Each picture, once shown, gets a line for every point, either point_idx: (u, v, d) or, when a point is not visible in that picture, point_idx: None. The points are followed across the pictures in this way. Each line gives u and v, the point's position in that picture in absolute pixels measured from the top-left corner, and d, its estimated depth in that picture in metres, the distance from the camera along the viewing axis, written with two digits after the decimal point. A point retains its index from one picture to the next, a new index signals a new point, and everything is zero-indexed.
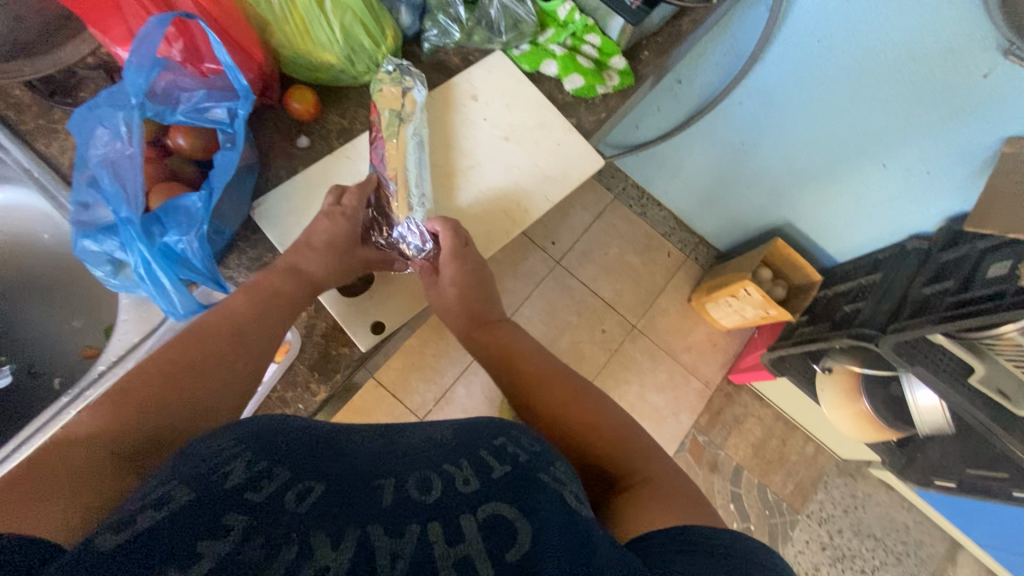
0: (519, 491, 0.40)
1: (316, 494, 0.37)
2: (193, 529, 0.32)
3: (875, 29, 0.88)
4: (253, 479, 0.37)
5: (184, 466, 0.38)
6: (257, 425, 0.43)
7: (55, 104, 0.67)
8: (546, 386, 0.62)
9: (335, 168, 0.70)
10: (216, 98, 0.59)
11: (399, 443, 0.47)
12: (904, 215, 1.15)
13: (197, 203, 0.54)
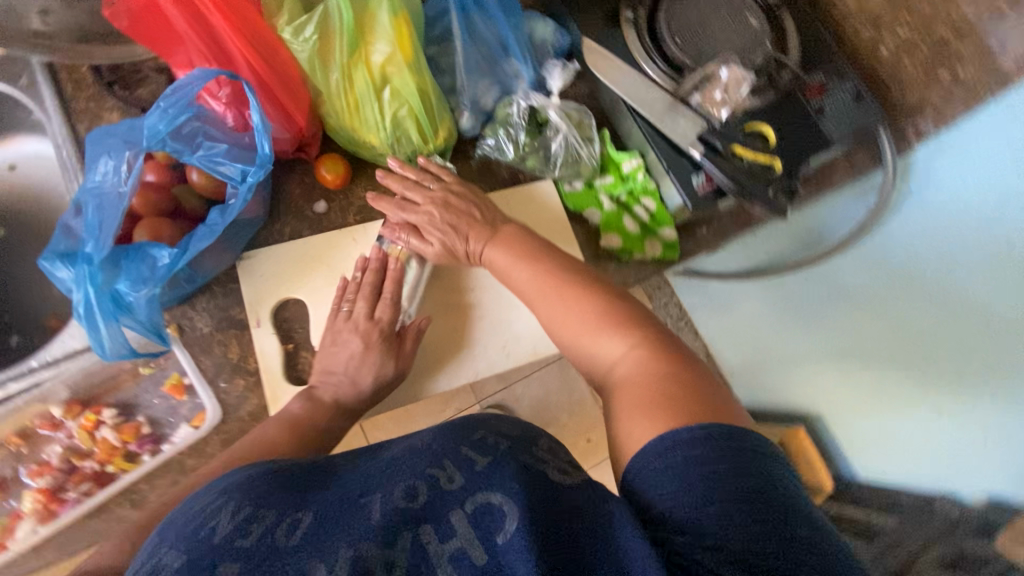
0: (505, 473, 0.37)
1: (305, 527, 0.35)
2: None
3: (982, 264, 0.66)
4: (239, 526, 0.35)
5: (173, 531, 0.37)
6: (248, 471, 0.41)
7: (110, 93, 0.68)
8: (559, 330, 0.56)
9: (333, 247, 0.67)
10: (233, 156, 0.58)
11: (383, 455, 0.43)
12: (957, 474, 0.76)
13: (166, 260, 0.53)
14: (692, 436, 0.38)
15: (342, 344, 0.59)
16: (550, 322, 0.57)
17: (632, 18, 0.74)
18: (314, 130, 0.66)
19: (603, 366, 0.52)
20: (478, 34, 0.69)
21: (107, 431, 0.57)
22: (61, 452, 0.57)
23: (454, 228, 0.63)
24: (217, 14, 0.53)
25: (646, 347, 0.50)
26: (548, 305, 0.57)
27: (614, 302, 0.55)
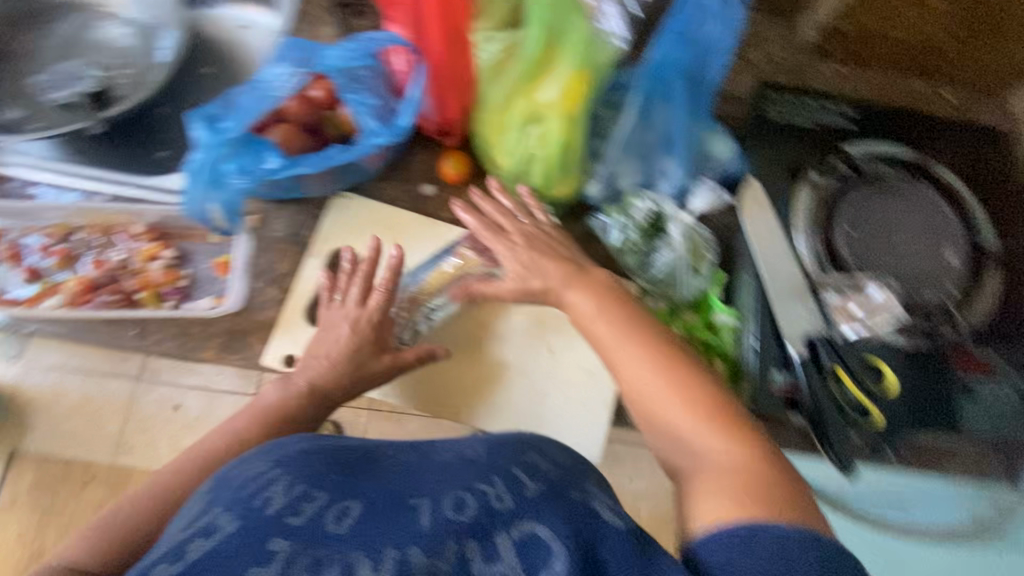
0: (560, 502, 0.35)
1: (354, 515, 0.34)
2: (237, 557, 0.31)
3: None
4: (291, 503, 0.34)
5: (225, 491, 0.36)
6: (304, 440, 0.40)
7: (336, 12, 0.77)
8: (641, 395, 0.48)
9: (410, 229, 0.69)
10: (376, 113, 0.62)
11: (431, 452, 0.40)
12: None
13: (274, 166, 0.60)
14: (779, 534, 0.37)
15: (341, 319, 0.61)
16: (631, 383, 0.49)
17: (816, 182, 0.67)
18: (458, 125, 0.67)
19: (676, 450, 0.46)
20: (651, 119, 0.65)
21: (158, 265, 0.65)
22: (119, 259, 0.65)
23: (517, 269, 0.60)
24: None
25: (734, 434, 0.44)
26: (636, 359, 0.49)
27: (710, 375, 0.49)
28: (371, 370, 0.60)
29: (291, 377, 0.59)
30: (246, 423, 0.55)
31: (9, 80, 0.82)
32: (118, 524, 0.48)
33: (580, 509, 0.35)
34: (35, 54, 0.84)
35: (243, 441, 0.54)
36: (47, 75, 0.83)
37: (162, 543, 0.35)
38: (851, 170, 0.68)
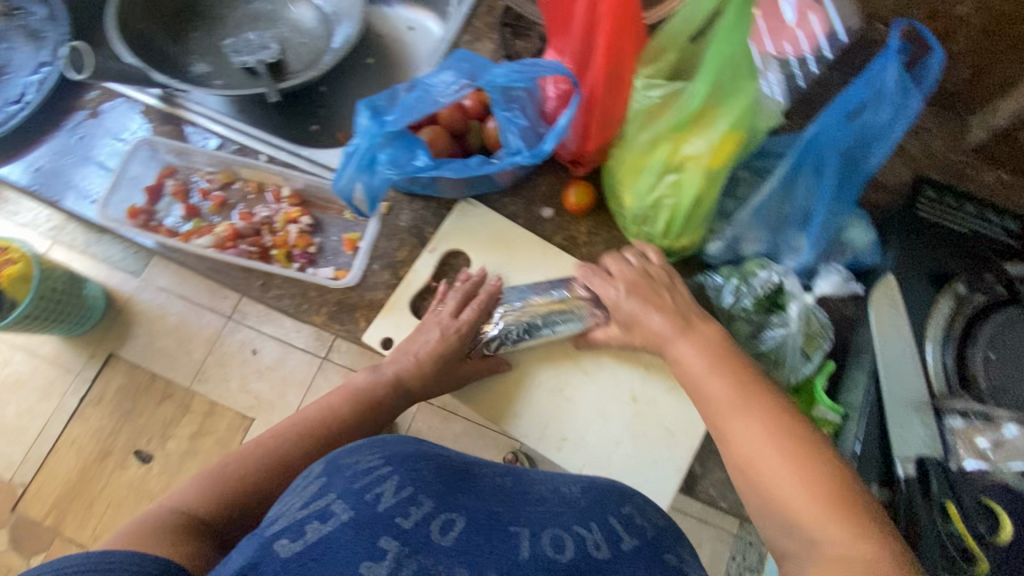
0: (646, 563, 0.42)
1: (457, 530, 0.42)
2: (356, 546, 0.39)
3: None
4: (399, 505, 0.42)
5: (338, 478, 0.44)
6: (408, 447, 0.48)
7: (499, 30, 0.81)
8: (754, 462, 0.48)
9: (524, 246, 0.71)
10: (523, 133, 0.64)
11: (526, 488, 0.48)
12: None
13: (420, 164, 0.62)
14: None
15: (431, 328, 0.64)
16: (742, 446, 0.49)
17: (961, 295, 0.62)
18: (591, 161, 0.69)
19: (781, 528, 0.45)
20: (793, 192, 0.63)
21: (296, 229, 0.71)
22: (264, 216, 0.72)
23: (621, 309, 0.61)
24: (603, 38, 0.57)
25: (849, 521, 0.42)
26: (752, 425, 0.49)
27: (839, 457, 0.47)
28: (450, 374, 0.64)
29: (379, 365, 0.64)
30: (342, 402, 0.61)
31: (203, 37, 0.92)
32: (232, 478, 0.52)
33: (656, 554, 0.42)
34: (230, 19, 0.94)
35: (339, 416, 0.59)
36: (235, 40, 0.93)
37: (281, 514, 0.42)
38: (1006, 290, 0.62)
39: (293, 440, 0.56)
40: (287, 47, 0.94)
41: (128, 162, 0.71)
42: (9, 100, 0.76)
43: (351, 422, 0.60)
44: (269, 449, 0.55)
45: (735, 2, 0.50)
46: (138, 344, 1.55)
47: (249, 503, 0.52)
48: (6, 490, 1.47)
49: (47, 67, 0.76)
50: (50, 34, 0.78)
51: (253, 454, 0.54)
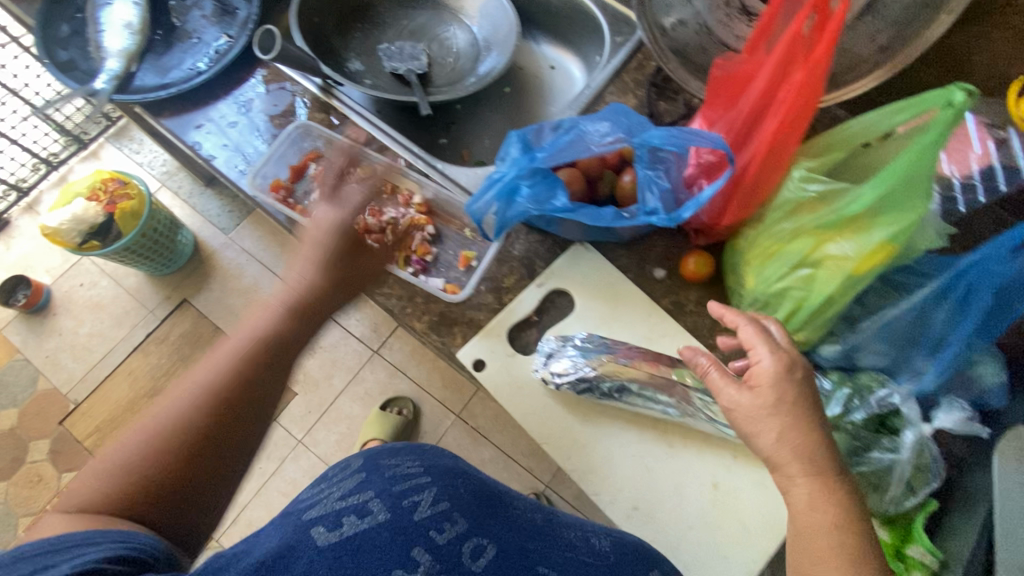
0: None
1: (487, 556, 0.46)
2: (390, 552, 0.43)
3: None
4: (435, 519, 0.46)
5: (378, 480, 0.50)
6: (443, 471, 0.54)
7: (645, 89, 0.82)
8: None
9: (632, 303, 0.70)
10: (663, 196, 0.64)
11: (555, 530, 0.54)
12: None
13: (558, 205, 0.62)
14: None
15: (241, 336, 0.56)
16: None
17: None
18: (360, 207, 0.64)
19: None
20: (929, 319, 0.60)
21: (418, 235, 0.73)
22: (391, 216, 0.74)
23: (739, 409, 0.50)
24: (773, 124, 0.56)
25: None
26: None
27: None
28: (352, 265, 0.63)
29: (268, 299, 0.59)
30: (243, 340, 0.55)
31: (363, 39, 0.99)
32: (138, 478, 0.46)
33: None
34: (390, 27, 1.01)
35: (234, 356, 0.54)
36: (390, 47, 0.99)
37: (319, 507, 0.48)
38: None
39: (192, 416, 0.49)
40: (434, 64, 0.99)
41: (282, 139, 0.77)
42: (190, 61, 0.82)
43: (237, 373, 0.52)
44: (167, 435, 0.48)
45: (936, 123, 0.48)
46: (209, 295, 1.63)
47: (176, 499, 0.47)
48: (59, 402, 1.55)
49: (230, 40, 0.83)
50: (239, 10, 0.85)
51: (141, 456, 0.47)
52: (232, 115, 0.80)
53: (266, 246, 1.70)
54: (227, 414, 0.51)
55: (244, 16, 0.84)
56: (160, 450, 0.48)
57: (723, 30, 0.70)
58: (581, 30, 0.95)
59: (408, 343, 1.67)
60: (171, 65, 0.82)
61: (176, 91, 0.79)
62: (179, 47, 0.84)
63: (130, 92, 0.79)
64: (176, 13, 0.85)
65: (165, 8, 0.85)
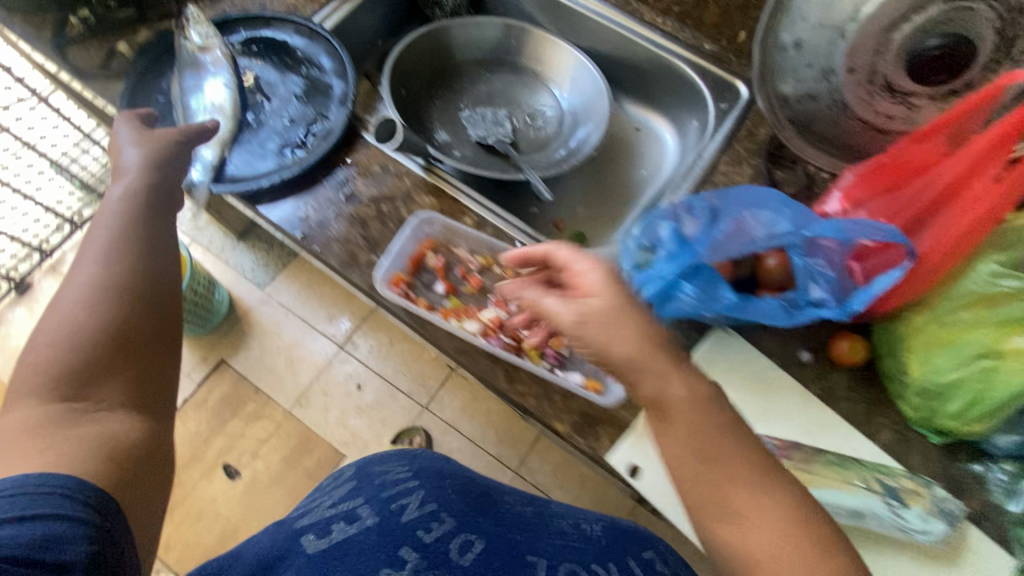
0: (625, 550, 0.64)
1: (474, 550, 0.59)
2: (378, 541, 0.59)
3: None
4: (424, 519, 0.62)
5: (369, 484, 0.69)
6: (428, 470, 0.72)
7: (761, 162, 0.80)
8: (755, 550, 0.47)
9: (784, 393, 0.66)
10: (828, 287, 0.60)
11: (545, 520, 0.70)
12: None
13: (726, 301, 0.58)
14: None
15: (106, 232, 0.62)
16: (759, 513, 0.48)
17: None
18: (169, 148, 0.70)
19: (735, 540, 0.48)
20: None
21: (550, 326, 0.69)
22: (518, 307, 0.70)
23: (592, 311, 0.53)
24: (961, 221, 0.57)
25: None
26: (769, 513, 0.48)
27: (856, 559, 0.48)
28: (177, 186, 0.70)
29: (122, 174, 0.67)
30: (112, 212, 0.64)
31: (444, 106, 0.96)
32: (77, 366, 0.54)
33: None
34: (470, 92, 0.98)
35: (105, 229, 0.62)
36: (472, 113, 0.97)
37: (316, 512, 0.67)
38: None
39: (101, 310, 0.57)
40: (519, 131, 0.97)
41: (403, 232, 0.74)
42: (286, 143, 0.79)
43: (138, 262, 0.61)
44: (92, 325, 0.56)
45: None
46: (249, 356, 1.65)
47: (133, 358, 0.58)
48: None
49: (328, 119, 0.80)
50: (333, 88, 0.82)
51: (61, 340, 0.55)
52: (335, 199, 0.75)
53: (304, 302, 1.72)
54: (136, 303, 0.59)
55: (341, 92, 0.81)
56: (92, 341, 0.56)
57: (862, 106, 0.68)
58: (674, 93, 0.93)
59: (459, 397, 1.62)
60: (266, 150, 0.78)
61: (274, 177, 0.75)
62: (272, 130, 0.80)
63: (228, 183, 0.74)
64: (265, 94, 0.82)
65: (253, 90, 0.82)
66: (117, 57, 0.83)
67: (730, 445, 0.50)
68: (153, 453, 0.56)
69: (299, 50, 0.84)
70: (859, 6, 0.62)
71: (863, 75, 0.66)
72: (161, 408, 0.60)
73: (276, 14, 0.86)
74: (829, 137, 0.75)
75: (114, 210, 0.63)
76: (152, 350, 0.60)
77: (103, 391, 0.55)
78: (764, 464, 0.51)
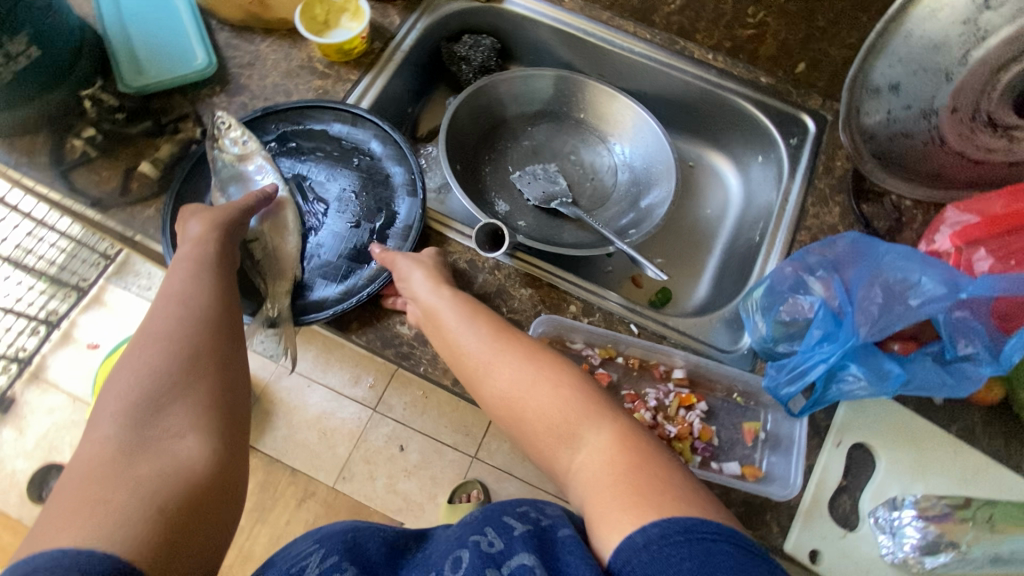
0: (494, 515, 0.49)
1: None
2: None
3: None
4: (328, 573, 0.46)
5: None
6: None
7: (847, 196, 0.77)
8: (511, 400, 0.55)
9: (935, 444, 0.64)
10: (983, 340, 0.59)
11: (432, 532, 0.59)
12: None
13: (895, 375, 0.58)
14: None
15: (187, 276, 0.59)
16: (504, 385, 0.56)
17: None
18: (240, 217, 0.66)
19: (519, 409, 0.55)
20: None
21: (695, 418, 0.67)
22: (655, 400, 0.68)
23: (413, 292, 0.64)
24: None
25: (635, 449, 0.49)
26: (515, 369, 0.56)
27: (588, 380, 0.56)
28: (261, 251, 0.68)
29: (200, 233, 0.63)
30: (192, 254, 0.61)
31: (494, 172, 0.90)
32: (149, 400, 0.48)
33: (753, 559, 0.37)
34: (514, 150, 0.92)
35: (183, 276, 0.59)
36: (522, 173, 0.90)
37: None
38: None
39: (180, 349, 0.52)
40: (574, 184, 0.91)
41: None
42: (360, 248, 0.72)
43: (211, 296, 0.58)
44: (168, 358, 0.51)
45: None
46: (277, 436, 1.51)
47: (204, 400, 0.50)
48: None
49: (399, 212, 0.73)
50: (394, 174, 0.75)
51: (139, 385, 0.49)
52: None
53: (325, 368, 1.54)
54: (204, 334, 0.54)
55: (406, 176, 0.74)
56: (168, 377, 0.50)
57: (961, 142, 0.67)
58: (731, 128, 0.90)
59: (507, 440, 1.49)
60: (342, 262, 0.71)
61: (364, 294, 0.68)
62: (342, 237, 0.72)
63: (313, 311, 0.67)
64: (317, 196, 0.74)
65: (302, 195, 0.74)
66: (138, 178, 0.73)
67: (470, 333, 0.60)
68: (217, 500, 0.45)
69: (345, 138, 0.76)
70: (969, 50, 0.61)
71: (964, 113, 0.65)
72: (236, 459, 0.50)
73: (307, 103, 0.77)
74: (918, 169, 0.73)
75: (188, 255, 0.61)
76: (224, 387, 0.52)
77: (171, 421, 0.47)
78: (509, 335, 0.60)
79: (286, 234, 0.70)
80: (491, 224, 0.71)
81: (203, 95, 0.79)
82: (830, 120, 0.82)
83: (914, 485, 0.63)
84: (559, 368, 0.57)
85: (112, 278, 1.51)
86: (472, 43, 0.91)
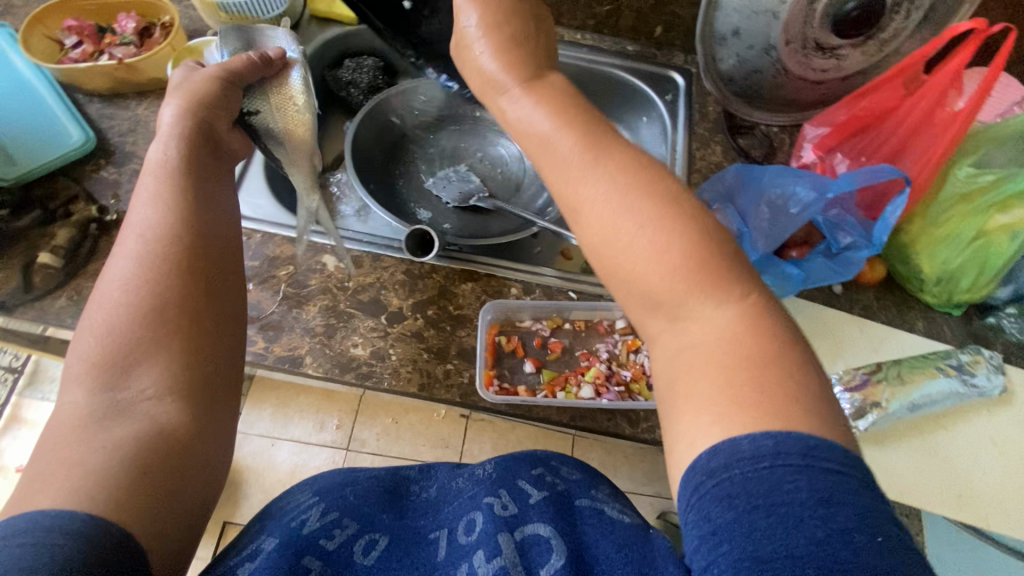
0: (506, 480, 0.52)
1: (380, 548, 0.46)
2: None
3: None
4: (324, 529, 0.47)
5: None
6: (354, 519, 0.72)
7: (723, 134, 0.86)
8: (608, 247, 0.46)
9: (844, 327, 0.74)
10: (855, 230, 0.69)
11: (432, 469, 0.61)
12: None
13: (796, 273, 0.68)
14: None
15: (149, 200, 0.53)
16: (608, 220, 0.45)
17: None
18: (219, 89, 0.63)
19: (632, 260, 0.45)
20: None
21: (644, 358, 0.73)
22: (607, 352, 0.74)
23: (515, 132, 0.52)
24: (943, 143, 0.66)
25: (764, 334, 0.41)
26: (632, 216, 0.44)
27: (720, 234, 0.45)
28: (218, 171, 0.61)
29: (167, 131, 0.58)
30: (157, 179, 0.55)
31: (408, 182, 0.93)
32: (119, 356, 0.45)
33: (876, 507, 0.34)
34: (422, 158, 0.95)
35: (138, 204, 0.53)
36: (435, 178, 0.93)
37: None
38: None
39: (152, 284, 0.48)
40: (485, 178, 0.94)
41: (478, 329, 0.71)
42: None
43: (176, 219, 0.52)
44: (132, 313, 0.47)
45: None
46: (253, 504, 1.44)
47: (177, 351, 0.47)
48: None
49: None
50: None
51: (109, 334, 0.46)
52: (377, 325, 0.70)
53: (286, 421, 1.50)
54: (167, 276, 0.49)
55: None
56: (139, 329, 0.46)
57: (801, 67, 0.78)
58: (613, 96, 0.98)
59: (487, 440, 1.49)
60: None
61: None
62: None
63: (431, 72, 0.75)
64: None
65: None
66: (39, 270, 0.69)
67: (566, 167, 0.48)
68: (198, 458, 0.45)
69: None
70: None
71: (796, 43, 0.76)
72: (217, 426, 0.48)
73: None
74: (773, 98, 0.84)
75: (156, 184, 0.55)
76: (199, 336, 0.49)
77: (143, 382, 0.45)
78: (638, 175, 0.46)
79: (293, 96, 0.70)
80: (419, 229, 0.75)
81: (88, 171, 0.76)
82: (694, 72, 0.92)
83: (835, 364, 0.72)
84: (690, 213, 0.45)
85: (26, 391, 1.40)
86: (355, 67, 0.93)
